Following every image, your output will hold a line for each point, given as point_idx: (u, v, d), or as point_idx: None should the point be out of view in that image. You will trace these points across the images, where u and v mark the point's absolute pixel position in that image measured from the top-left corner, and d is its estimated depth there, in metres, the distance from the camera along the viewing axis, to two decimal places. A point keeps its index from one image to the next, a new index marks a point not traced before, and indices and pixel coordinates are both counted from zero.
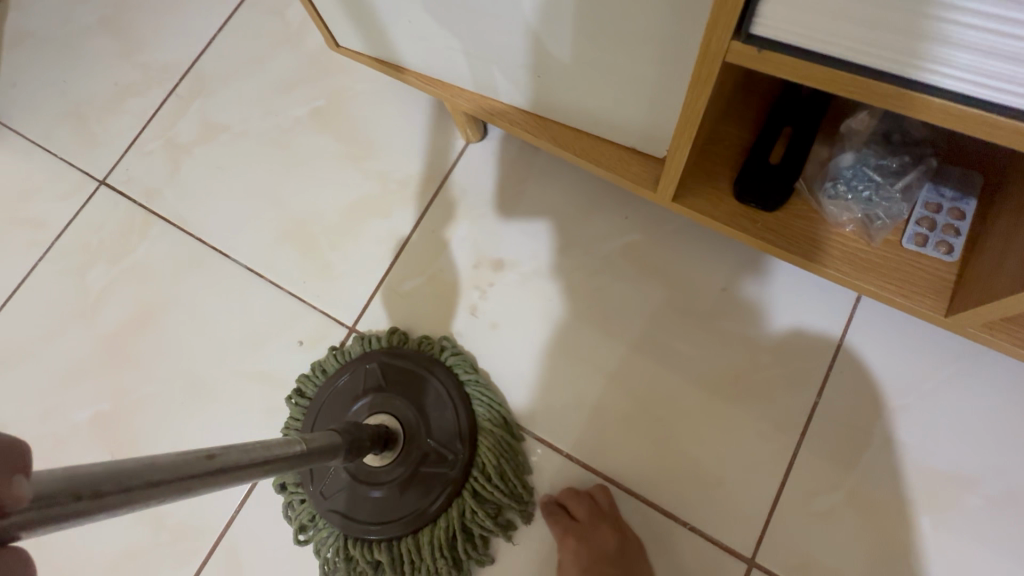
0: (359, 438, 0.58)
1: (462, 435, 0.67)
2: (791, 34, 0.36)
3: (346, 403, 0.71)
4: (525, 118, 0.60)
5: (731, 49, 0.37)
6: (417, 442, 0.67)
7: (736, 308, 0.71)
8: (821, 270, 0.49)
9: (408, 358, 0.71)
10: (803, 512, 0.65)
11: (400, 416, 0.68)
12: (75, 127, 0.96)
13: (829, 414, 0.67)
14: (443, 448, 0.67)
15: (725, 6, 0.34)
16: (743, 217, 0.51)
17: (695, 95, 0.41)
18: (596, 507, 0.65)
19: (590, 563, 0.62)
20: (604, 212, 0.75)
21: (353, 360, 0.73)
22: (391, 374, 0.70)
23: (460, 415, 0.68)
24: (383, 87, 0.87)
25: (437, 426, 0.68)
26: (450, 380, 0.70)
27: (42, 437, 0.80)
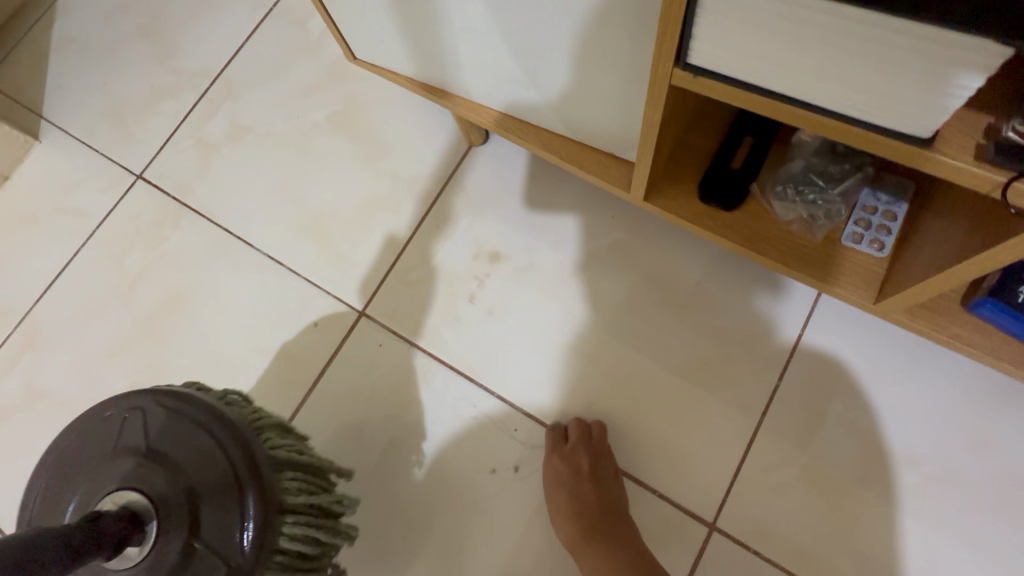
0: (39, 556, 0.43)
1: (240, 517, 0.53)
2: (718, 65, 0.43)
3: (84, 479, 0.54)
4: (518, 125, 0.68)
5: (674, 74, 0.44)
6: (174, 536, 0.52)
7: (707, 300, 0.78)
8: (832, 290, 0.54)
9: (183, 417, 0.56)
10: (761, 484, 0.72)
11: (156, 494, 0.53)
12: (115, 126, 1.05)
13: (790, 398, 0.74)
14: (212, 542, 0.52)
15: (663, 42, 0.41)
16: (705, 215, 0.58)
17: (650, 113, 0.49)
18: (587, 435, 0.73)
19: (571, 479, 0.71)
20: (591, 212, 0.83)
21: (112, 412, 0.56)
22: (150, 434, 0.55)
23: (239, 490, 0.53)
24: (395, 94, 0.95)
25: (207, 513, 0.53)
26: (234, 448, 0.55)
27: (83, 402, 0.89)
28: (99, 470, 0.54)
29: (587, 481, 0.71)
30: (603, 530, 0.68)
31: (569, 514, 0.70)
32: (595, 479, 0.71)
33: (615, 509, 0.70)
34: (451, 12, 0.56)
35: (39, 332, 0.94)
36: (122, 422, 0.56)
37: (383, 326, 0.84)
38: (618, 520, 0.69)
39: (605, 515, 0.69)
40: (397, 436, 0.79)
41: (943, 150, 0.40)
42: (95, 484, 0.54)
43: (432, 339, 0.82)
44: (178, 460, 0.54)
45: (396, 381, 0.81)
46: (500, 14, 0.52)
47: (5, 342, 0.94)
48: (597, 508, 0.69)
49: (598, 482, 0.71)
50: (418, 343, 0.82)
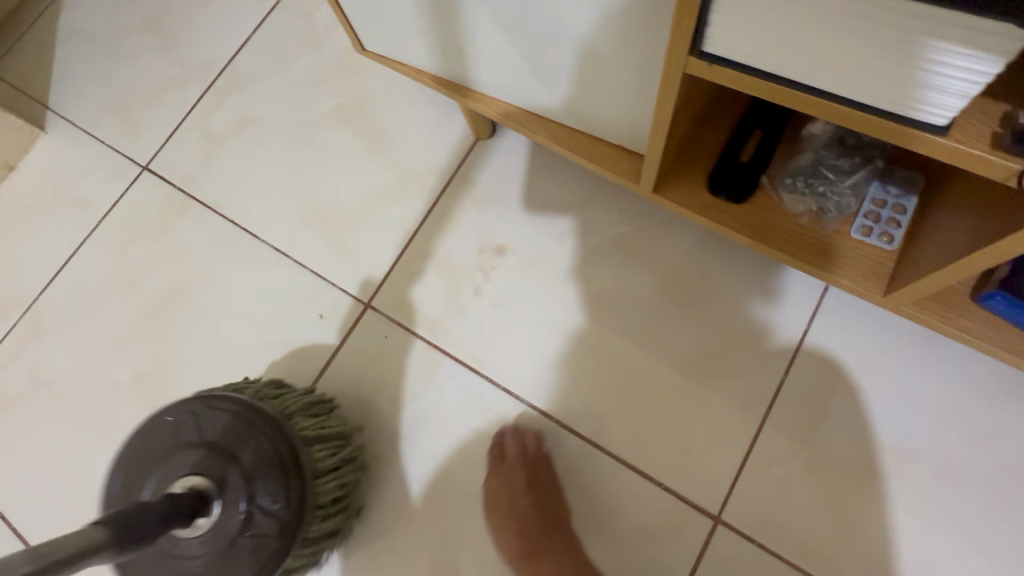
0: (139, 522, 0.52)
1: (290, 488, 0.63)
2: (732, 53, 0.43)
3: (153, 468, 0.63)
4: (526, 117, 0.67)
5: (688, 63, 0.44)
6: (235, 507, 0.61)
7: (713, 295, 0.78)
8: (836, 280, 0.54)
9: (233, 410, 0.65)
10: (767, 477, 0.72)
11: (217, 474, 0.62)
12: (120, 117, 1.05)
13: (795, 393, 0.74)
14: (266, 510, 0.62)
15: (678, 30, 0.41)
16: (714, 207, 0.58)
17: (662, 103, 0.49)
18: (525, 447, 0.74)
19: (513, 490, 0.72)
20: (598, 205, 0.83)
21: (170, 411, 0.65)
22: (209, 427, 0.64)
23: (287, 467, 0.63)
24: (402, 87, 0.95)
25: (261, 487, 0.62)
26: (279, 434, 0.65)
27: (88, 392, 0.89)
28: (167, 459, 0.63)
29: (525, 491, 0.72)
30: (543, 543, 0.69)
31: (508, 526, 0.71)
32: (534, 491, 0.72)
33: (557, 517, 0.71)
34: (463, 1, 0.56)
35: (44, 322, 0.94)
36: (179, 417, 0.64)
37: (388, 318, 0.84)
38: (558, 529, 0.71)
39: (547, 526, 0.71)
40: (402, 428, 0.79)
41: (958, 137, 0.40)
42: (164, 471, 0.62)
43: (437, 332, 0.82)
44: (232, 446, 0.63)
45: (401, 373, 0.81)
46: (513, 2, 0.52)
47: (10, 330, 0.94)
48: (535, 519, 0.71)
49: (540, 492, 0.72)
50: (423, 335, 0.82)
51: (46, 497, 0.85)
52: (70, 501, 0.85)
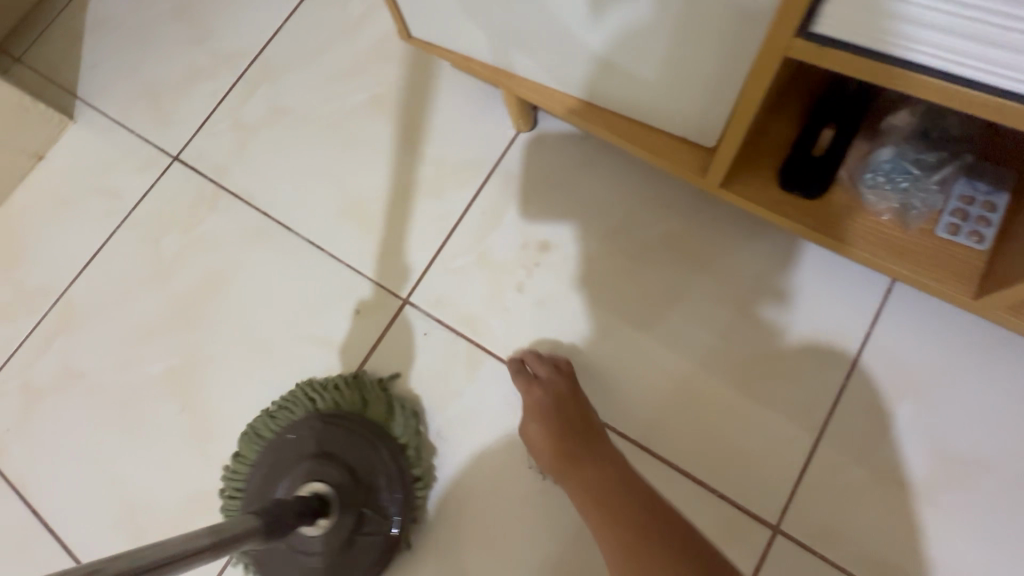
0: (280, 521, 0.58)
1: (397, 493, 0.71)
2: (846, 32, 0.40)
3: (281, 473, 0.73)
4: (583, 107, 0.65)
5: (792, 45, 0.42)
6: (352, 509, 0.70)
7: (768, 296, 0.75)
8: (850, 251, 0.53)
9: (346, 425, 0.74)
10: (828, 485, 0.69)
11: (335, 481, 0.71)
12: (150, 107, 1.03)
13: (857, 398, 0.71)
14: (380, 510, 0.71)
15: (790, 8, 0.39)
16: (786, 203, 0.55)
17: (753, 89, 0.46)
18: (554, 370, 0.73)
19: (545, 412, 0.70)
20: (646, 201, 0.80)
21: (295, 425, 0.75)
22: (323, 438, 0.73)
23: (393, 474, 0.72)
24: (439, 77, 0.93)
25: (375, 491, 0.71)
26: (385, 445, 0.73)
27: (119, 385, 0.87)
28: (295, 467, 0.73)
29: (558, 410, 0.70)
30: (583, 453, 0.66)
31: (544, 445, 0.69)
32: (565, 408, 0.70)
33: (592, 427, 0.69)
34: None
35: (74, 314, 0.92)
36: (303, 430, 0.75)
37: (428, 314, 0.81)
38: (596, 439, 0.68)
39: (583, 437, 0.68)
40: (443, 428, 0.77)
41: None
42: (291, 477, 0.72)
43: (479, 329, 0.79)
44: (348, 457, 0.72)
45: (442, 372, 0.79)
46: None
47: (40, 322, 0.93)
48: (570, 433, 0.68)
49: (572, 407, 0.70)
50: (464, 332, 0.80)
51: (78, 493, 0.84)
52: (103, 498, 0.83)
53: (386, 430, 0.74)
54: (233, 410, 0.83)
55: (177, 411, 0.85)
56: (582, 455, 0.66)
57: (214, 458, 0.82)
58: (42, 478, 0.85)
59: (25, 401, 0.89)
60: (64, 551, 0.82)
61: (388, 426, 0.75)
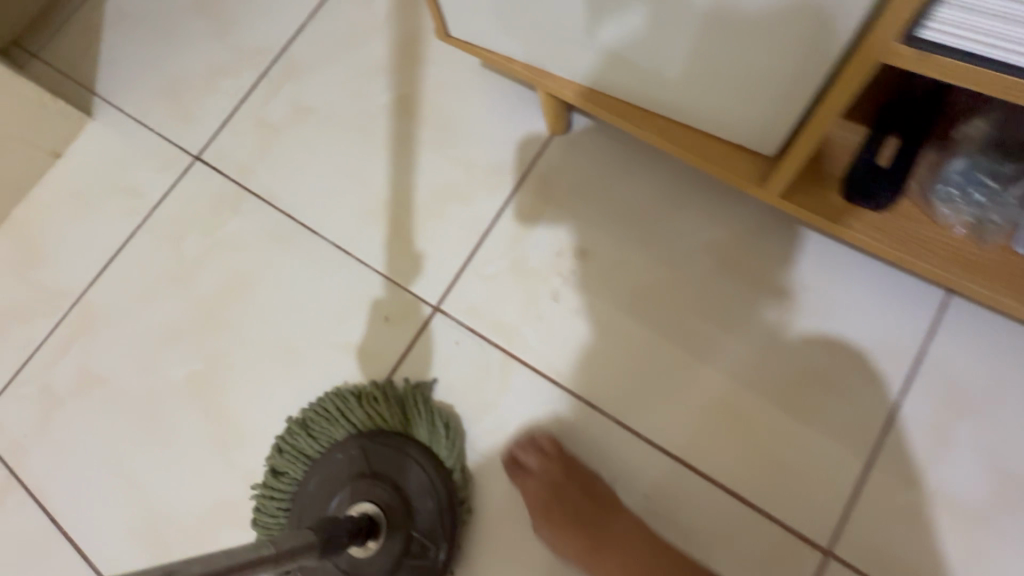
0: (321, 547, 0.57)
1: (444, 519, 0.69)
2: (961, 36, 0.37)
3: (326, 494, 0.71)
4: (631, 112, 0.63)
5: (892, 51, 0.39)
6: (399, 533, 0.68)
7: (816, 308, 0.72)
8: (850, 234, 0.53)
9: (392, 446, 0.72)
10: (883, 509, 0.66)
11: (383, 505, 0.69)
12: (171, 105, 1.01)
13: (913, 416, 0.67)
14: (426, 535, 0.68)
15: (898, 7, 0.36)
16: (852, 215, 0.53)
17: (839, 96, 0.44)
18: (540, 451, 0.70)
19: (549, 500, 0.68)
20: (687, 208, 0.77)
21: (339, 444, 0.73)
22: (370, 458, 0.71)
23: (439, 498, 0.69)
24: (470, 78, 0.90)
25: (421, 515, 0.69)
26: (431, 467, 0.71)
27: (141, 391, 0.85)
28: (341, 489, 0.71)
29: (558, 492, 0.68)
30: (598, 539, 0.66)
31: (560, 537, 0.67)
32: (563, 490, 0.68)
33: (599, 506, 0.68)
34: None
35: (93, 316, 0.90)
36: (347, 449, 0.72)
37: (459, 322, 0.79)
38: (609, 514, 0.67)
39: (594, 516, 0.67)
40: (476, 441, 0.74)
41: None
42: (337, 499, 0.70)
43: (513, 339, 0.77)
44: (395, 480, 0.70)
45: (474, 382, 0.76)
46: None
47: (59, 323, 0.91)
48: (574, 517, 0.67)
49: (573, 484, 0.68)
50: (497, 342, 0.77)
51: (97, 501, 0.82)
52: (123, 507, 0.81)
53: (433, 451, 0.72)
54: (257, 418, 0.81)
55: (200, 418, 0.83)
56: (599, 543, 0.66)
57: (237, 467, 0.80)
58: (61, 484, 0.83)
59: (43, 406, 0.87)
60: (83, 560, 0.80)
61: (435, 448, 0.72)
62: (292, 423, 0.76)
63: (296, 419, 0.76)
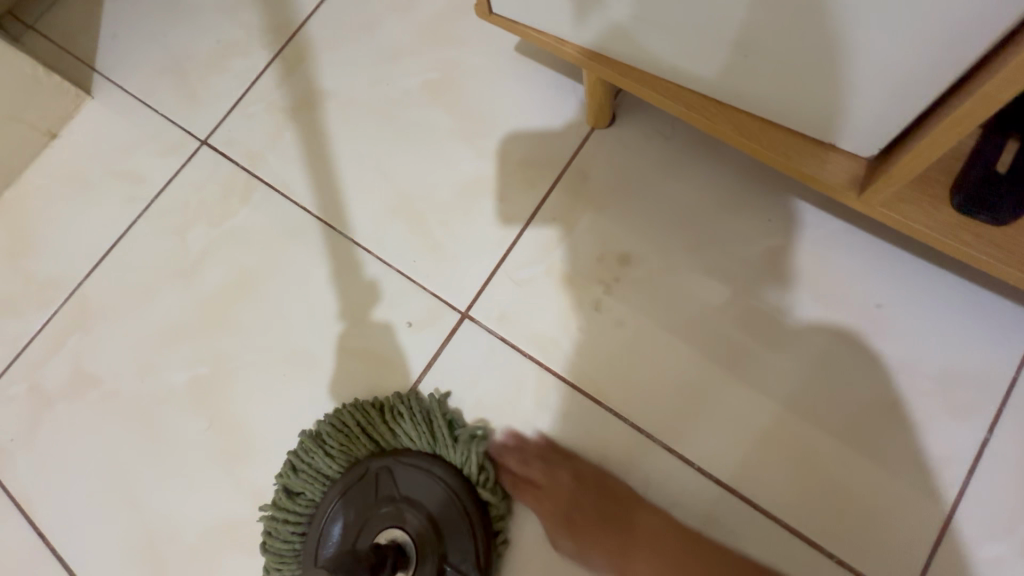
0: None
1: (480, 549, 0.62)
2: None
3: (348, 518, 0.65)
4: (704, 104, 0.55)
5: None
6: (430, 565, 0.61)
7: (890, 328, 0.65)
8: (912, 228, 0.47)
9: (421, 467, 0.65)
10: (966, 556, 0.59)
11: (413, 532, 0.62)
12: (177, 85, 0.93)
13: (1000, 454, 0.61)
14: (459, 568, 0.62)
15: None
16: (966, 229, 0.46)
17: (1001, 84, 0.35)
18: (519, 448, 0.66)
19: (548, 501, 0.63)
20: (747, 214, 0.70)
21: (361, 463, 0.67)
22: (396, 481, 0.65)
23: (474, 526, 0.63)
24: (504, 63, 0.82)
25: (454, 545, 0.62)
26: (464, 491, 0.64)
27: (139, 395, 0.78)
28: (365, 513, 0.64)
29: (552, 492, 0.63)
30: (631, 526, 0.62)
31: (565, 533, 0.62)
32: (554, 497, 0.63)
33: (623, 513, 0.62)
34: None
35: (89, 311, 0.83)
36: (371, 469, 0.66)
37: (490, 332, 0.72)
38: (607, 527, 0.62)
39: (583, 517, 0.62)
40: (508, 464, 0.67)
41: None
42: (361, 524, 0.64)
43: (550, 352, 0.70)
44: (426, 504, 0.64)
45: (507, 400, 0.69)
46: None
47: (51, 319, 0.84)
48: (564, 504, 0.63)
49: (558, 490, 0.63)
50: (532, 354, 0.70)
51: (91, 514, 0.75)
52: (118, 523, 0.74)
53: (465, 474, 0.65)
54: (266, 429, 0.74)
55: (204, 428, 0.76)
56: (632, 539, 0.61)
57: (244, 483, 0.73)
58: (51, 494, 0.77)
59: (34, 408, 0.80)
60: None
61: (467, 470, 0.65)
62: (307, 438, 0.69)
63: (310, 433, 0.69)
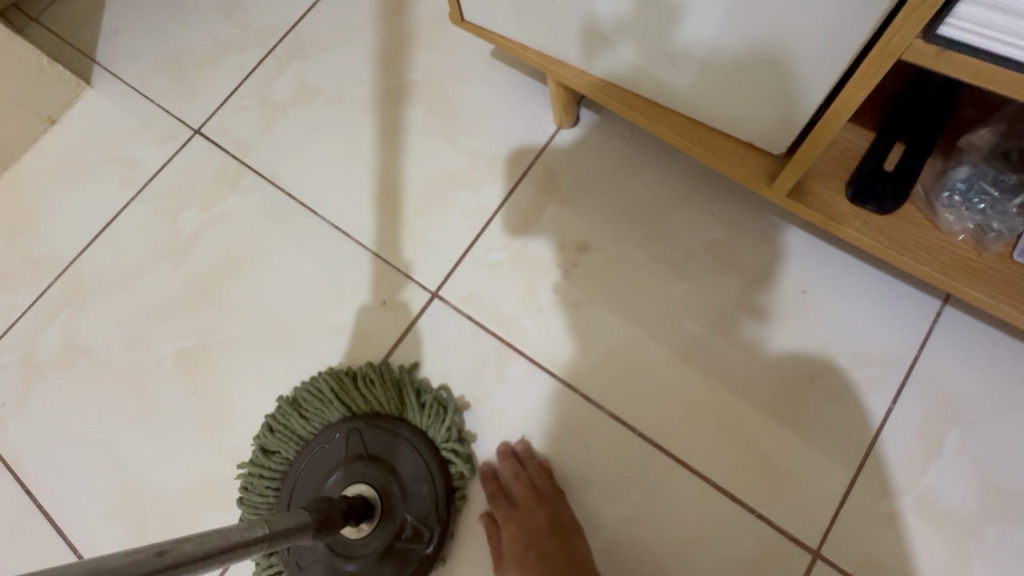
0: (318, 525, 0.55)
1: (439, 501, 0.68)
2: (981, 37, 0.37)
3: (320, 475, 0.70)
4: (644, 105, 0.63)
5: (910, 47, 0.38)
6: (394, 515, 0.67)
7: (813, 312, 0.72)
8: (813, 215, 0.55)
9: (388, 428, 0.71)
10: (872, 513, 0.65)
11: (378, 486, 0.68)
12: (174, 78, 0.99)
13: (904, 423, 0.67)
14: (420, 518, 0.67)
15: (922, 4, 0.35)
16: (855, 216, 0.54)
17: (853, 91, 0.43)
18: (534, 492, 0.68)
19: (525, 545, 0.65)
20: (691, 208, 0.78)
21: (334, 425, 0.72)
22: (365, 440, 0.71)
23: (436, 480, 0.69)
24: (480, 68, 0.90)
25: (414, 499, 0.68)
26: (428, 450, 0.70)
27: (127, 364, 0.83)
28: (336, 470, 0.70)
29: (536, 544, 0.65)
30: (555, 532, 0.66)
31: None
32: (543, 543, 0.65)
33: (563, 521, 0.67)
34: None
35: (80, 286, 0.88)
36: (344, 429, 0.72)
37: (457, 309, 0.79)
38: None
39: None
40: (469, 428, 0.74)
41: None
42: (332, 480, 0.69)
43: (509, 328, 0.77)
44: (393, 461, 0.69)
45: (471, 371, 0.76)
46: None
47: (45, 292, 0.88)
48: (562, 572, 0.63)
49: (553, 543, 0.65)
50: (495, 331, 0.77)
51: (76, 475, 0.80)
52: (102, 481, 0.79)
53: (428, 435, 0.71)
54: (247, 396, 0.80)
55: (188, 395, 0.81)
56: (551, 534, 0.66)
57: (223, 447, 0.78)
58: (39, 456, 0.81)
59: (24, 375, 0.84)
60: (57, 534, 0.77)
61: (431, 432, 0.71)
62: (285, 402, 0.74)
63: (288, 398, 0.75)
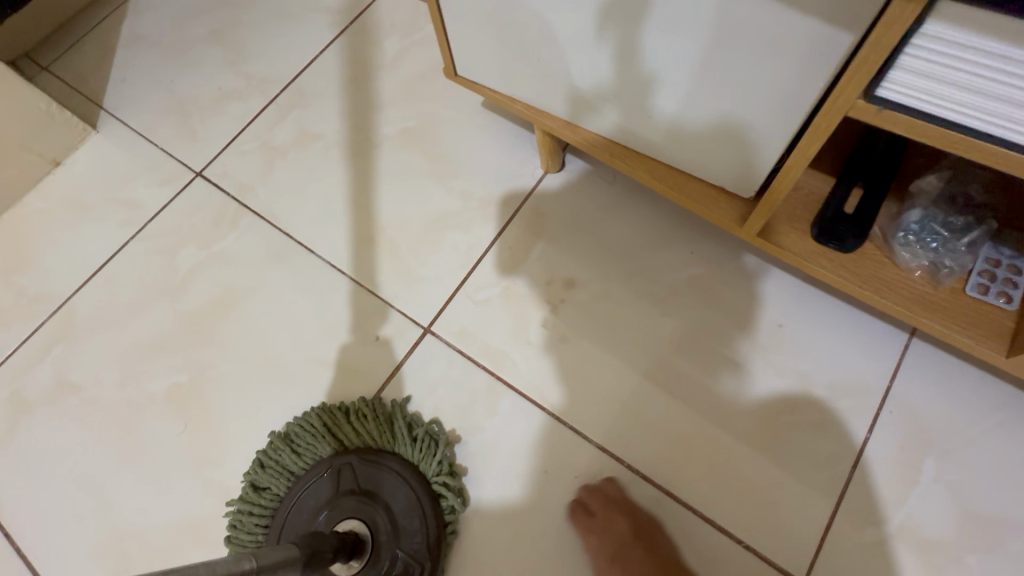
0: (305, 560, 0.54)
1: (430, 536, 0.68)
2: (910, 97, 0.42)
3: (311, 511, 0.70)
4: (625, 151, 0.68)
5: (856, 106, 0.44)
6: (384, 550, 0.67)
7: (789, 343, 0.75)
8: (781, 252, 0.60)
9: (380, 462, 0.72)
10: (856, 542, 0.67)
11: (369, 521, 0.68)
12: (178, 124, 1.03)
13: (882, 452, 0.70)
14: (411, 554, 0.67)
15: (863, 69, 0.40)
16: (820, 254, 0.59)
17: (809, 143, 0.48)
18: (607, 499, 0.69)
19: (615, 553, 0.66)
20: (672, 246, 0.82)
21: (325, 460, 0.73)
22: (356, 474, 0.71)
23: (426, 514, 0.69)
24: (472, 116, 0.96)
25: (406, 535, 0.68)
26: (419, 484, 0.71)
27: (117, 401, 0.84)
28: (326, 506, 0.70)
29: (624, 554, 0.66)
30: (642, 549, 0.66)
31: None
32: (631, 553, 0.65)
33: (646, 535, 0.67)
34: (599, 29, 0.55)
35: (74, 323, 0.89)
36: (335, 464, 0.72)
37: (450, 344, 0.81)
38: None
39: None
40: (461, 462, 0.74)
41: None
42: (322, 517, 0.69)
43: (499, 363, 0.79)
44: (385, 495, 0.70)
45: (462, 406, 0.77)
46: (658, 36, 0.52)
47: (37, 330, 0.89)
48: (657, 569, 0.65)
49: (641, 550, 0.66)
50: (486, 365, 0.79)
51: (57, 516, 0.78)
52: (84, 523, 0.77)
53: (420, 469, 0.72)
54: (237, 432, 0.80)
55: (178, 432, 0.81)
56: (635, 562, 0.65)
57: (211, 484, 0.78)
58: (21, 496, 0.79)
59: (11, 413, 0.84)
60: None
61: (423, 466, 0.72)
62: (276, 437, 0.75)
63: (280, 434, 0.76)
